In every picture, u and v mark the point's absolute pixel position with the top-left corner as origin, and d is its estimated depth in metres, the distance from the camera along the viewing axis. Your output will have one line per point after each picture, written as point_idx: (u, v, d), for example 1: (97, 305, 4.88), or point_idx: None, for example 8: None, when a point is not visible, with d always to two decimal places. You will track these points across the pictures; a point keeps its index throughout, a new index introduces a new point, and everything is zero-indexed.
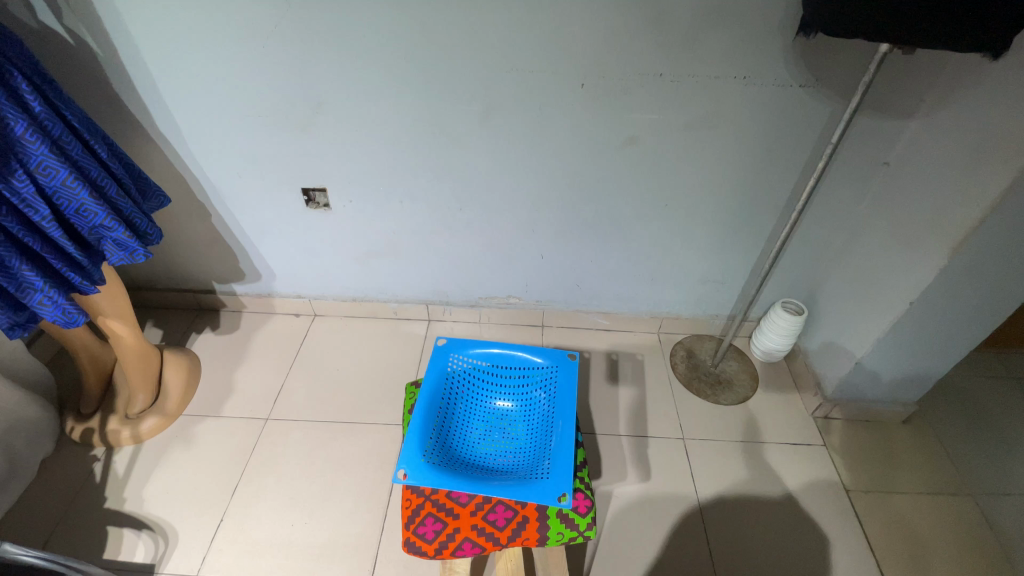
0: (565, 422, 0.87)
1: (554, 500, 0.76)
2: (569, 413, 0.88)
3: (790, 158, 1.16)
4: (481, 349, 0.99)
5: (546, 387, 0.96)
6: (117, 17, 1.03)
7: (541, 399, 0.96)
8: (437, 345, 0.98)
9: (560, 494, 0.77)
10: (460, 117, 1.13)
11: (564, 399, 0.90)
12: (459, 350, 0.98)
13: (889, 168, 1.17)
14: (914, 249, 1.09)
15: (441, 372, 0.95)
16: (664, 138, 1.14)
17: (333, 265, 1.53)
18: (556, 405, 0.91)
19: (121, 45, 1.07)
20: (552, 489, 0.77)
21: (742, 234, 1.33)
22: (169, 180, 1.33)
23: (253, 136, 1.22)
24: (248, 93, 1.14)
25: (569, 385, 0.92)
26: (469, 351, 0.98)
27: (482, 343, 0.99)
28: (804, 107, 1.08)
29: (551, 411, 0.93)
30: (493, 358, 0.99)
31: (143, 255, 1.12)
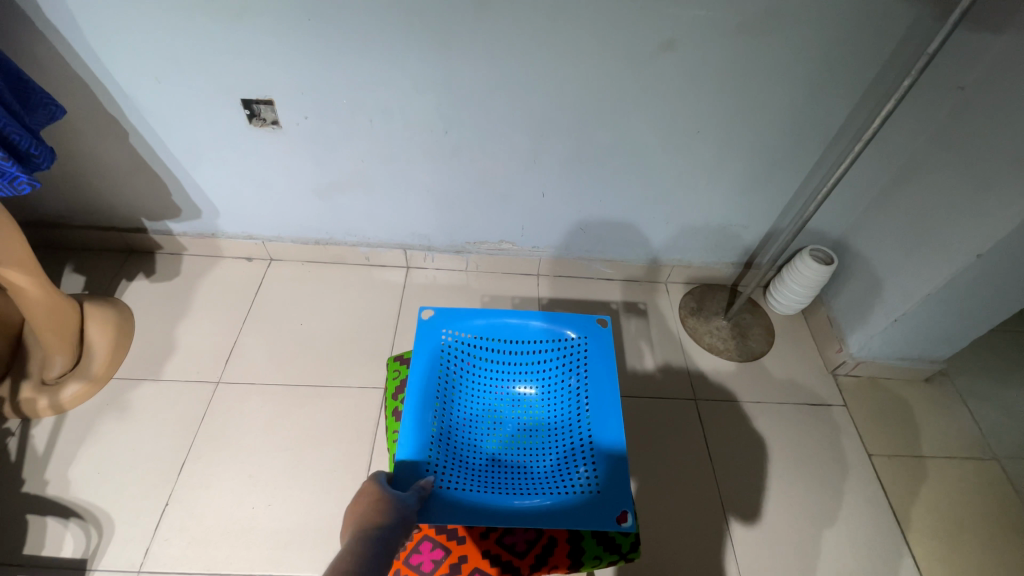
0: (607, 414, 0.80)
1: (614, 524, 0.69)
2: (611, 403, 0.80)
3: (854, 75, 0.95)
4: (478, 322, 0.87)
5: (570, 363, 0.87)
6: None
7: (564, 378, 0.86)
8: (421, 320, 0.86)
9: (619, 514, 0.70)
10: (451, 7, 0.86)
11: (601, 383, 0.82)
12: (450, 326, 0.86)
13: (964, 95, 0.96)
14: (990, 190, 0.92)
15: (431, 356, 0.83)
16: (707, 45, 0.91)
17: (291, 201, 1.27)
18: (588, 386, 0.83)
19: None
20: (610, 510, 0.71)
21: (777, 171, 1.14)
22: (66, 86, 1.02)
23: (173, 27, 0.92)
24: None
25: (605, 360, 0.85)
26: (462, 326, 0.86)
27: (482, 316, 0.87)
28: (889, 8, 0.85)
29: (578, 395, 0.84)
30: (496, 332, 0.87)
31: (28, 185, 0.85)
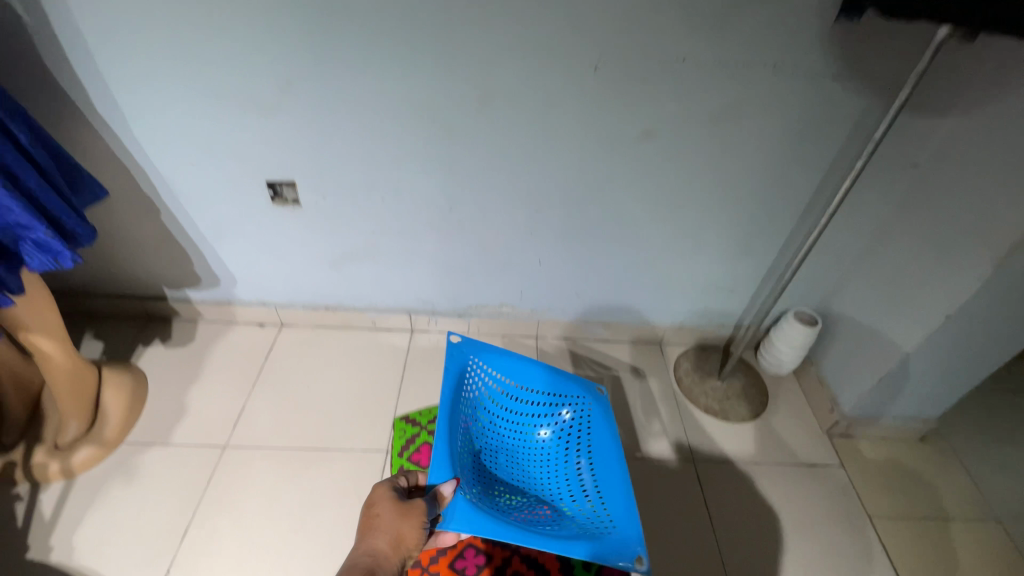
0: (611, 469, 0.95)
1: (631, 565, 0.80)
2: (614, 461, 0.96)
3: (817, 155, 1.06)
4: (501, 372, 1.08)
5: (576, 422, 1.05)
6: None
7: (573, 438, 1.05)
8: (450, 343, 1.06)
9: (635, 558, 0.81)
10: (455, 103, 0.99)
11: (605, 440, 0.99)
12: (478, 359, 1.07)
13: (918, 171, 1.07)
14: (950, 257, 1.00)
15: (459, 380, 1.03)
16: (682, 132, 1.02)
17: (306, 270, 1.36)
18: (592, 443, 1.02)
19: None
20: (616, 552, 0.82)
21: (757, 240, 1.23)
22: (109, 170, 1.14)
23: (211, 120, 1.05)
24: (203, 66, 0.96)
25: (607, 420, 1.01)
26: (487, 363, 1.07)
27: (505, 362, 1.07)
28: (839, 100, 0.97)
29: (584, 449, 1.02)
30: (514, 383, 1.08)
31: (71, 260, 0.93)
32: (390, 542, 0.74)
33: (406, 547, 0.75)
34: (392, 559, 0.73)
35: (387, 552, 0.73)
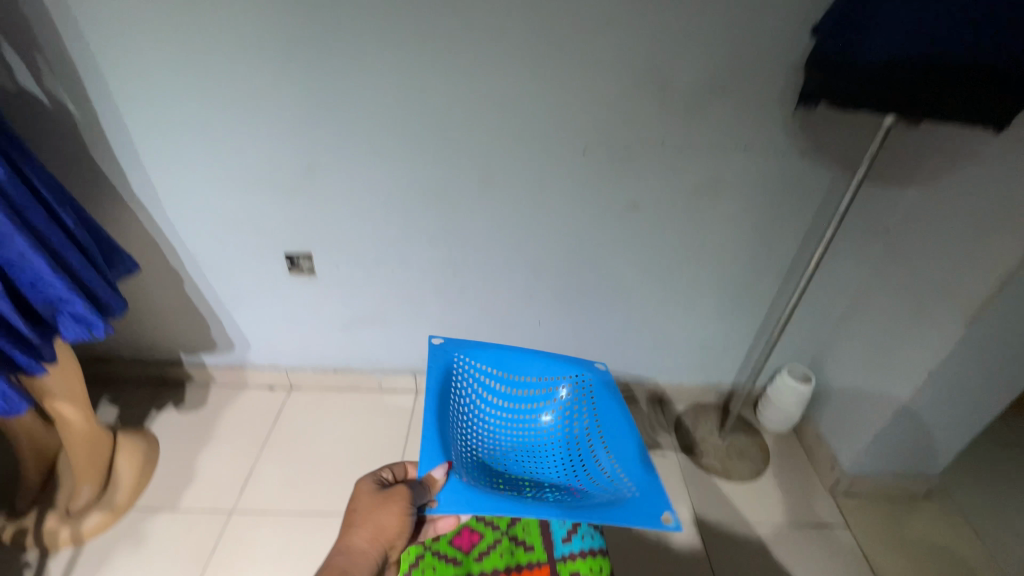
0: (623, 440, 0.96)
1: (660, 522, 0.78)
2: (624, 431, 0.96)
3: (793, 223, 1.15)
4: (492, 361, 1.05)
5: (578, 401, 1.05)
6: (104, 84, 0.99)
7: (578, 416, 1.03)
8: (432, 344, 1.03)
9: (662, 514, 0.79)
10: (459, 182, 1.10)
11: (611, 413, 1.00)
12: (464, 355, 1.03)
13: (889, 236, 1.15)
14: (925, 316, 1.06)
15: (445, 373, 0.99)
16: (667, 204, 1.12)
17: (317, 334, 1.43)
18: (598, 415, 1.01)
19: (101, 100, 1.01)
20: (647, 514, 0.80)
21: (745, 302, 1.29)
22: (141, 246, 1.24)
23: (238, 201, 1.15)
24: (235, 155, 1.08)
25: (610, 394, 1.02)
26: (474, 359, 1.04)
27: (495, 355, 1.05)
28: (806, 175, 1.07)
29: (591, 423, 1.01)
30: (506, 371, 1.06)
31: (104, 330, 1.00)
32: (368, 534, 0.77)
33: (386, 539, 0.78)
34: (370, 552, 0.76)
35: (363, 546, 0.76)
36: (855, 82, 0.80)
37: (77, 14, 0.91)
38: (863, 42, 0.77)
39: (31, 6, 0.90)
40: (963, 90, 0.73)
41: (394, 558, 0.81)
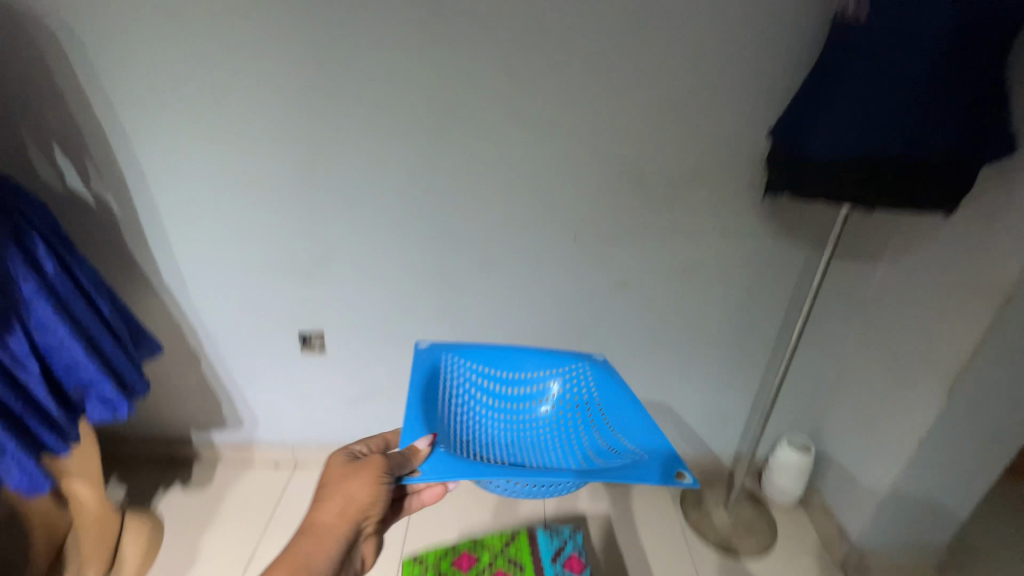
0: (626, 416, 0.92)
1: (676, 479, 0.74)
2: (627, 408, 0.93)
3: (775, 297, 1.22)
4: (483, 357, 1.02)
5: (576, 389, 1.01)
6: (148, 189, 1.12)
7: (578, 402, 1.00)
8: (417, 347, 0.99)
9: (678, 473, 0.76)
10: (462, 266, 1.19)
11: (612, 394, 0.96)
12: (454, 354, 1.00)
13: (868, 308, 1.22)
14: (909, 384, 1.10)
15: (433, 371, 0.95)
16: (654, 282, 1.20)
17: (324, 409, 1.47)
18: (599, 399, 0.98)
19: (141, 200, 1.13)
20: (661, 473, 0.76)
21: (738, 372, 1.34)
22: (164, 329, 1.32)
23: (258, 286, 1.25)
24: (258, 246, 1.19)
25: (609, 376, 0.98)
26: (465, 358, 1.00)
27: (487, 352, 1.02)
28: (780, 253, 1.17)
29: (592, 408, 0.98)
30: (498, 367, 1.02)
31: (127, 411, 1.07)
32: (339, 505, 0.72)
33: (360, 510, 0.73)
34: (339, 526, 0.72)
35: (332, 519, 0.72)
36: (808, 177, 0.89)
37: (131, 131, 1.06)
38: (811, 144, 0.87)
39: (94, 126, 1.05)
40: (904, 180, 0.82)
41: (369, 533, 0.76)
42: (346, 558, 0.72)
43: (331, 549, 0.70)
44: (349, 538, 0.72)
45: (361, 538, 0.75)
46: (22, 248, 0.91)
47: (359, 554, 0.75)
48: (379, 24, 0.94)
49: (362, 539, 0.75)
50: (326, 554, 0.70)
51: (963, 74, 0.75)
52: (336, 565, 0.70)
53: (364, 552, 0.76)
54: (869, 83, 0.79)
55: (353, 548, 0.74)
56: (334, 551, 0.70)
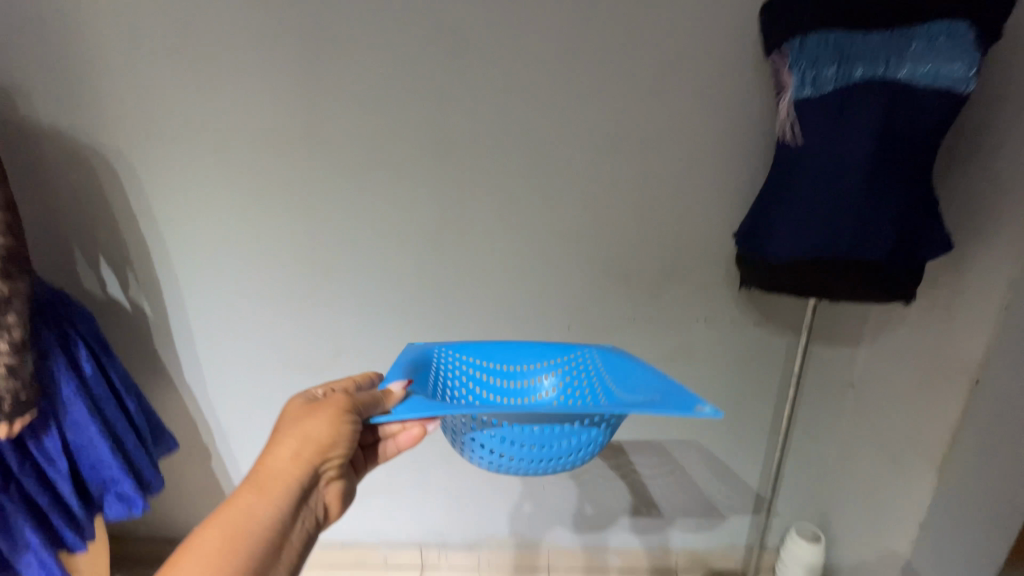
0: (633, 381, 0.86)
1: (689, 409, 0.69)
2: (631, 374, 0.88)
3: (763, 381, 1.30)
4: (477, 350, 0.96)
5: (580, 373, 0.94)
6: (179, 299, 1.21)
7: (581, 385, 0.93)
8: (408, 344, 0.95)
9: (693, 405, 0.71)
10: None
11: (615, 366, 0.91)
12: (448, 347, 0.95)
13: (855, 390, 1.27)
14: (902, 466, 1.13)
15: (425, 362, 0.91)
16: (647, 369, 1.27)
17: None
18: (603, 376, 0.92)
19: (173, 309, 1.22)
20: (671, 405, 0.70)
21: (737, 452, 1.37)
22: (181, 425, 1.37)
23: (273, 383, 1.30)
24: (276, 347, 1.25)
25: (610, 353, 0.94)
26: (458, 351, 0.95)
27: (481, 345, 0.96)
28: (763, 340, 1.25)
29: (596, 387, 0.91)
30: (494, 358, 0.96)
31: (142, 509, 1.10)
32: (292, 448, 0.68)
33: (316, 451, 0.68)
34: (293, 469, 0.67)
35: (283, 464, 0.67)
36: (779, 277, 0.98)
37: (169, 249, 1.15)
38: (772, 249, 0.96)
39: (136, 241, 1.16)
40: (858, 280, 0.92)
41: (331, 479, 0.71)
42: (301, 505, 0.67)
43: (280, 496, 0.65)
44: (302, 485, 0.67)
45: (318, 485, 0.70)
46: (66, 352, 1.01)
47: (321, 502, 0.70)
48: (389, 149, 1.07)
49: (324, 483, 0.70)
50: (273, 504, 0.65)
51: (892, 188, 0.87)
52: (290, 510, 0.66)
53: (328, 500, 0.71)
54: (814, 199, 0.90)
55: (310, 495, 0.69)
56: (283, 500, 0.65)
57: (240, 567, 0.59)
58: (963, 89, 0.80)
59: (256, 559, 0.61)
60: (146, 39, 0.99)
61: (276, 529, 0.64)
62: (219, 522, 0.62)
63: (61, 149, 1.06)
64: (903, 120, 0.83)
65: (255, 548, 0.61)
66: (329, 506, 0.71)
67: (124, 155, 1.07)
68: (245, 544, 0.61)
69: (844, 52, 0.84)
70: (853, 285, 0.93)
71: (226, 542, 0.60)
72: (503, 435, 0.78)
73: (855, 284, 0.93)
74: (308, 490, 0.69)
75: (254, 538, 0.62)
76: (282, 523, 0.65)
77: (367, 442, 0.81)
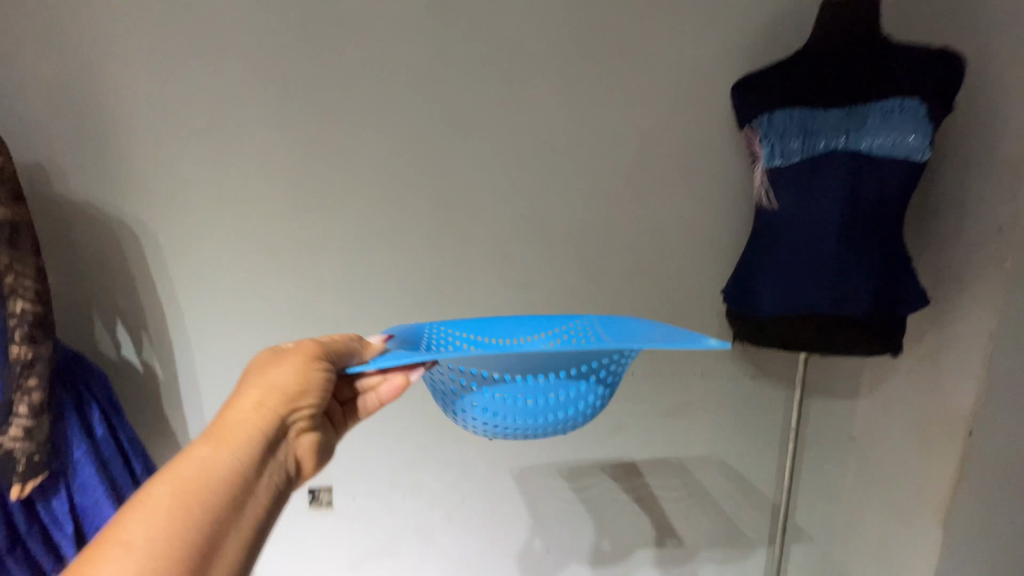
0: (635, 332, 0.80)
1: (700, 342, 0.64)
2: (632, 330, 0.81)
3: (765, 435, 1.32)
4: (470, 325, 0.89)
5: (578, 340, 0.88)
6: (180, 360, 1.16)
7: None
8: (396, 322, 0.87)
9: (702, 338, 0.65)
10: None
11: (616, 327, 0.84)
12: (438, 323, 0.88)
13: (857, 443, 1.29)
14: (909, 521, 1.13)
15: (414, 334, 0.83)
16: (647, 424, 1.28)
17: None
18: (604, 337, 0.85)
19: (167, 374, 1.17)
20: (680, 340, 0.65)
21: (740, 498, 1.36)
22: None
23: None
24: None
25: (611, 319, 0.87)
26: (449, 327, 0.88)
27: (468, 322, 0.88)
28: (760, 393, 1.28)
29: None
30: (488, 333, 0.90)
31: None
32: (256, 396, 0.60)
33: (283, 400, 0.60)
34: (257, 418, 0.59)
35: (247, 414, 0.59)
36: (771, 333, 1.01)
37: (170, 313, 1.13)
38: (760, 303, 1.00)
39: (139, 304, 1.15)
40: (845, 336, 0.96)
41: (302, 432, 0.63)
42: (269, 458, 0.59)
43: (242, 448, 0.57)
44: (269, 435, 0.59)
45: (287, 437, 0.62)
46: (80, 413, 1.03)
47: (291, 456, 0.62)
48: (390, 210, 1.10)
49: (292, 436, 0.62)
50: (235, 456, 0.56)
51: (867, 246, 0.92)
52: (252, 462, 0.57)
53: (298, 454, 0.63)
54: (795, 260, 0.95)
55: (278, 447, 0.61)
56: (247, 452, 0.57)
57: (197, 525, 0.51)
58: (919, 157, 0.87)
59: (215, 517, 0.52)
60: (163, 115, 1.01)
61: (239, 482, 0.55)
62: (171, 476, 0.53)
63: (56, 217, 1.04)
64: (870, 187, 0.90)
65: (214, 505, 0.53)
66: (300, 460, 0.64)
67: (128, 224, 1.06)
68: (202, 500, 0.52)
69: (806, 128, 0.93)
70: (842, 340, 0.96)
71: (180, 496, 0.51)
72: (503, 392, 0.69)
73: (844, 339, 0.96)
74: (276, 441, 0.61)
75: (213, 493, 0.53)
76: (245, 476, 0.56)
77: (345, 397, 0.73)
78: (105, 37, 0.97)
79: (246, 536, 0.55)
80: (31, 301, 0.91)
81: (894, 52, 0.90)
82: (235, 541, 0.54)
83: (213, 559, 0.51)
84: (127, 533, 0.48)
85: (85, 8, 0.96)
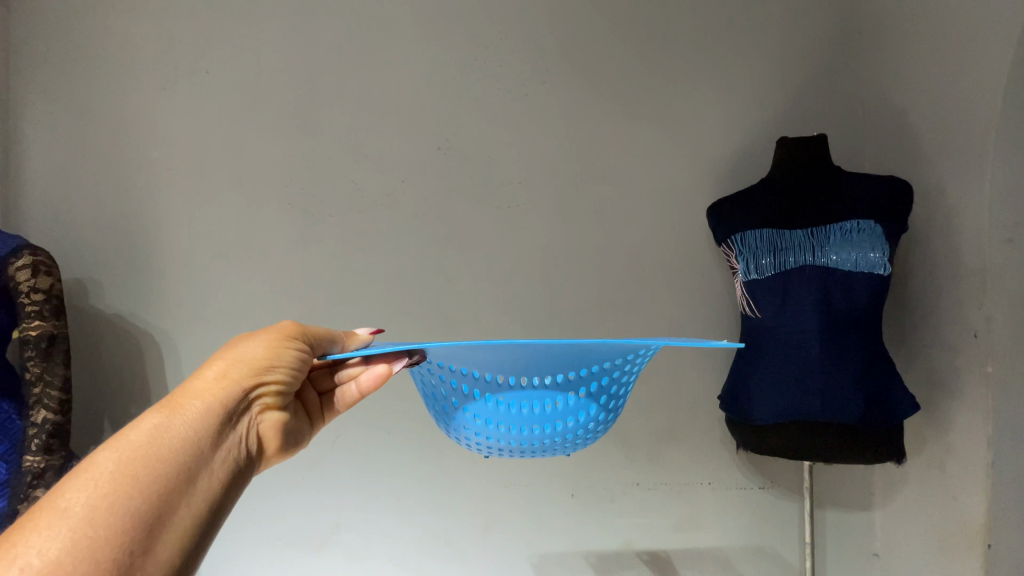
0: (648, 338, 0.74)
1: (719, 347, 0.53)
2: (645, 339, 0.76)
3: (782, 552, 1.25)
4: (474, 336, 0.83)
5: None
6: None
7: None
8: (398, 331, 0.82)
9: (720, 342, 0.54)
10: (463, 528, 1.17)
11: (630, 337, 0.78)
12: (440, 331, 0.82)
13: (882, 559, 1.22)
14: None
15: None
16: (657, 540, 1.22)
17: None
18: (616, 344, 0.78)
19: None
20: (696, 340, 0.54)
21: None
22: None
23: (256, 565, 1.13)
24: (266, 523, 1.13)
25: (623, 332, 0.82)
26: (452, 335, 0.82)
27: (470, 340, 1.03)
28: (771, 504, 1.25)
29: None
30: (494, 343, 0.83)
31: None
32: (220, 367, 0.56)
33: (248, 372, 0.57)
34: (218, 388, 0.55)
35: (208, 385, 0.55)
36: (771, 442, 1.01)
37: None
38: (755, 410, 1.01)
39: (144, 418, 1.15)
40: (843, 444, 0.96)
41: (268, 412, 0.59)
42: (229, 431, 0.54)
43: (199, 416, 0.52)
44: (230, 406, 0.55)
45: (250, 413, 0.57)
46: None
47: (255, 434, 0.57)
48: (398, 321, 1.18)
49: (257, 412, 0.58)
50: (191, 424, 0.52)
51: (849, 352, 0.97)
52: (209, 431, 0.52)
53: (263, 433, 0.58)
54: (782, 370, 0.99)
55: (240, 422, 0.56)
56: (205, 421, 0.53)
57: (143, 491, 0.46)
58: (883, 271, 0.97)
59: (164, 484, 0.48)
60: (200, 240, 1.14)
61: (193, 450, 0.51)
62: (118, 442, 0.48)
63: (91, 332, 1.13)
64: (841, 299, 0.98)
65: (166, 471, 0.48)
66: (264, 441, 0.59)
67: (157, 333, 1.14)
68: (152, 465, 0.48)
69: (776, 246, 1.03)
70: (842, 448, 0.96)
71: (125, 461, 0.47)
72: (497, 396, 0.60)
73: (843, 447, 0.96)
74: (239, 415, 0.56)
75: (164, 459, 0.49)
76: (202, 445, 0.51)
77: (322, 390, 0.69)
78: (165, 174, 1.13)
79: (198, 510, 0.49)
80: (54, 411, 0.96)
81: (848, 181, 1.02)
82: (184, 514, 0.48)
83: (159, 530, 0.46)
84: (66, 498, 0.44)
85: (154, 150, 1.13)
